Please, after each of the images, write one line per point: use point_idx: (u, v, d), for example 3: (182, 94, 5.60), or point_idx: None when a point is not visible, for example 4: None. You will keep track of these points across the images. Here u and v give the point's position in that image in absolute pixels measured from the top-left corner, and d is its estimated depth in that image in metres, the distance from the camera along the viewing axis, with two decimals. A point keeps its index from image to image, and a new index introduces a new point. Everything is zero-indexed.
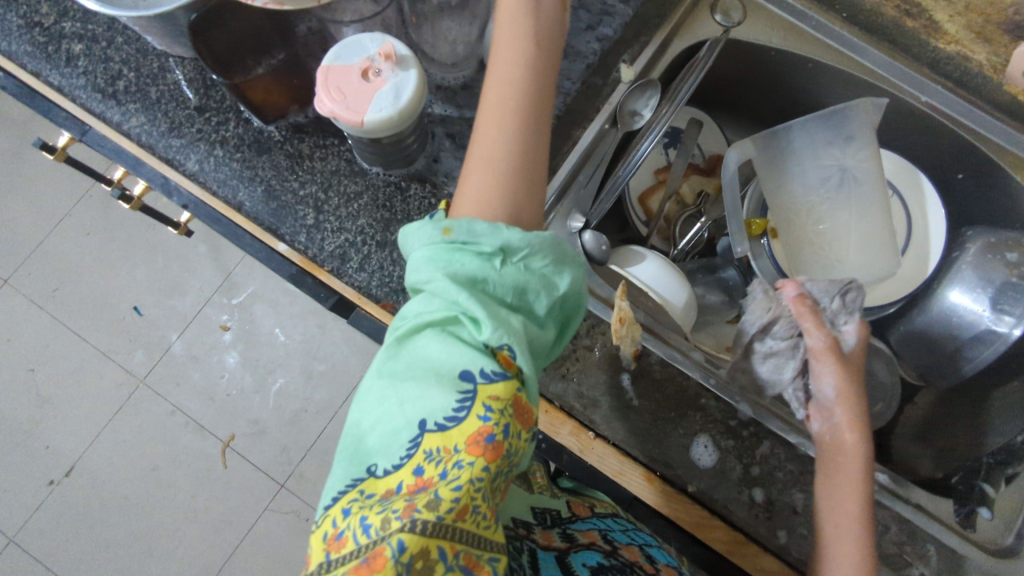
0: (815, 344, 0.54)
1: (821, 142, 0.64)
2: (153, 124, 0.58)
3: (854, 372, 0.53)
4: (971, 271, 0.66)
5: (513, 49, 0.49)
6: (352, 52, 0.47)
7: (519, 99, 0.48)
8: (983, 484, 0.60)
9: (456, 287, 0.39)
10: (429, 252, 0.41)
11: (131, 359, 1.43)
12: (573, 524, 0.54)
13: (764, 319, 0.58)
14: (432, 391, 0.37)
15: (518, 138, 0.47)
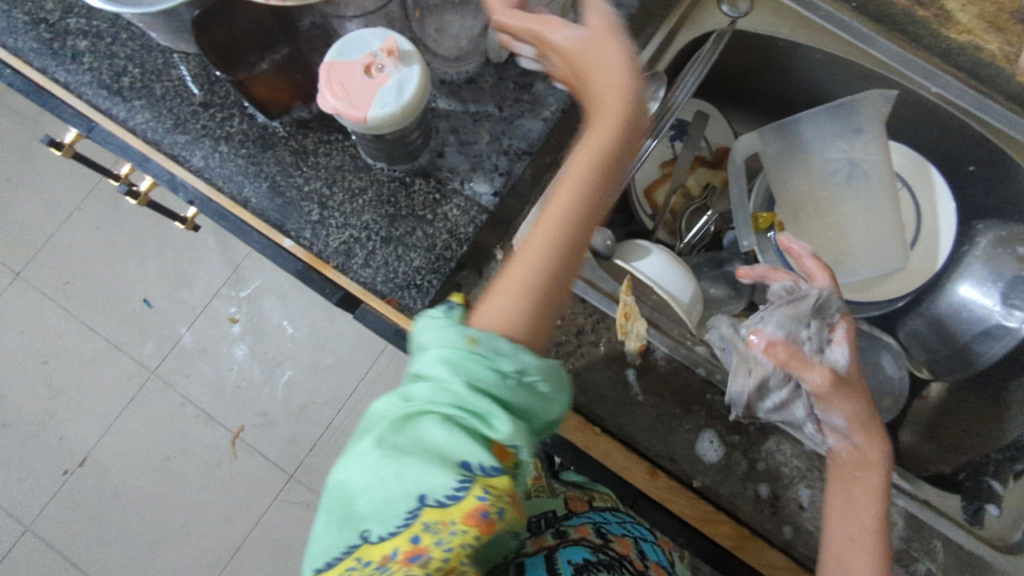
0: (815, 385, 0.49)
1: (829, 135, 0.64)
2: (158, 120, 0.58)
3: (854, 394, 0.51)
4: (982, 265, 0.65)
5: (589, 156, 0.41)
6: (354, 49, 0.47)
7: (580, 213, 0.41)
8: (991, 480, 0.59)
9: (472, 391, 0.36)
10: (447, 351, 0.36)
11: (141, 351, 1.44)
12: (566, 522, 0.54)
13: (753, 382, 0.52)
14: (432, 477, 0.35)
15: (559, 274, 0.41)
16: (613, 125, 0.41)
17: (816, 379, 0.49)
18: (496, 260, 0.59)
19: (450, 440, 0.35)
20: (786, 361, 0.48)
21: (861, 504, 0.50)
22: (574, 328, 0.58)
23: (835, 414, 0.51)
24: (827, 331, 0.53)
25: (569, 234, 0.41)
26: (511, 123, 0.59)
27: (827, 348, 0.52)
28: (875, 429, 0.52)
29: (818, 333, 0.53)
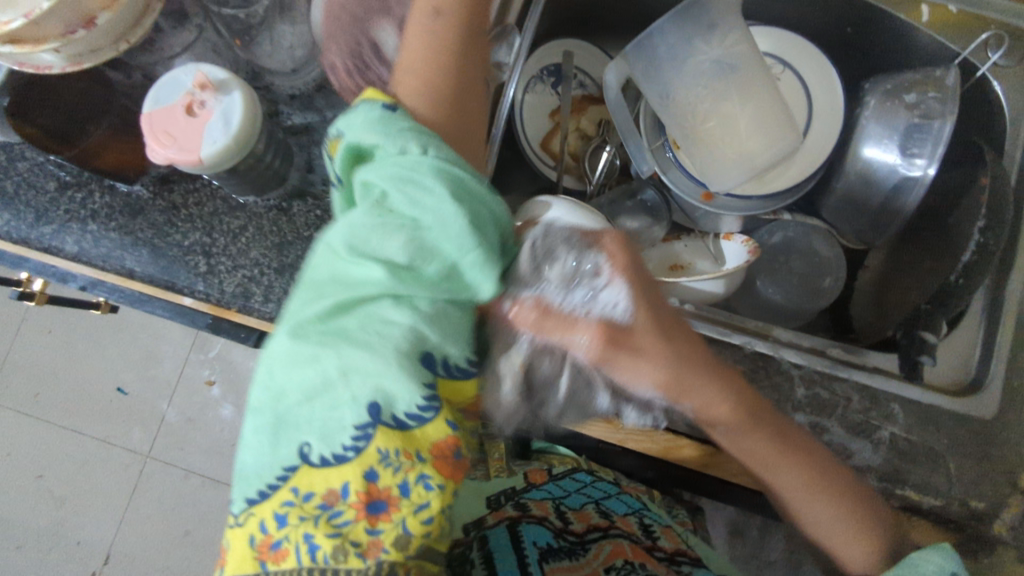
0: (585, 349, 0.42)
1: (687, 38, 0.60)
2: (19, 218, 0.55)
3: (644, 348, 0.43)
4: (875, 123, 0.63)
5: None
6: (169, 92, 0.45)
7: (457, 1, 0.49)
8: (924, 331, 0.58)
9: (446, 250, 0.40)
10: (427, 208, 0.40)
11: (130, 439, 1.43)
12: (527, 496, 0.60)
13: (543, 370, 0.44)
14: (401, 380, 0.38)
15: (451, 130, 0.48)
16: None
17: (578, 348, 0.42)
18: None
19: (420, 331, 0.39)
20: (538, 331, 0.42)
21: (761, 448, 0.48)
22: None
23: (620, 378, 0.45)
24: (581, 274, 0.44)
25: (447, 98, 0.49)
26: None
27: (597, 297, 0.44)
28: (695, 361, 0.45)
29: (584, 277, 0.43)
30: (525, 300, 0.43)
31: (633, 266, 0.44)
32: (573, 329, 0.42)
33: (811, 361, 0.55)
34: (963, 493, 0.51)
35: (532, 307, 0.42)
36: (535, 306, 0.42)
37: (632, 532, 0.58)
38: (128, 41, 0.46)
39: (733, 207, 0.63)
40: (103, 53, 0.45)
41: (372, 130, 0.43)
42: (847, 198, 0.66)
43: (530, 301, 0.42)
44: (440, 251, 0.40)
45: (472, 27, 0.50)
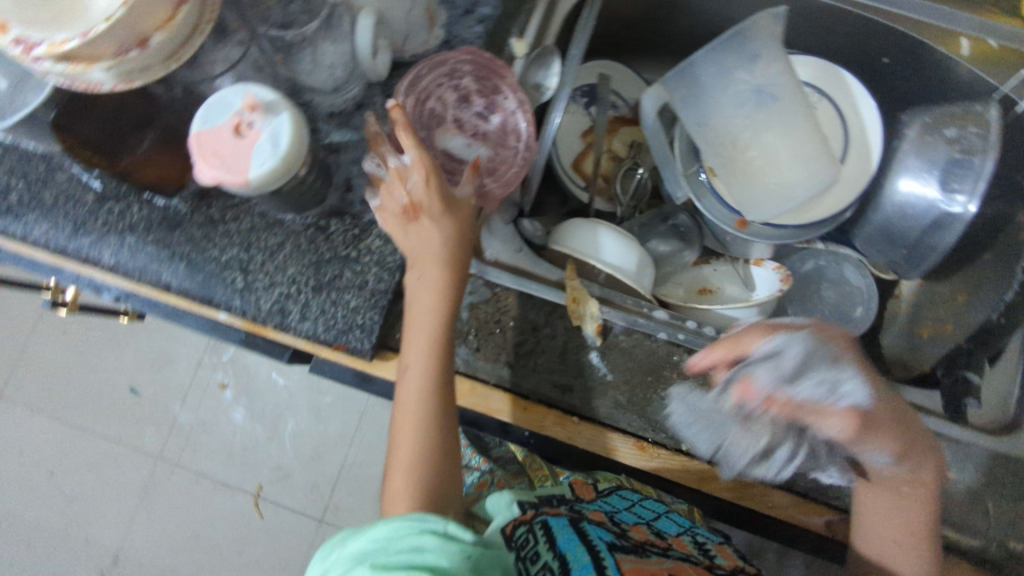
0: (836, 429, 0.50)
1: (728, 68, 0.59)
2: (58, 228, 0.56)
3: (879, 428, 0.50)
4: (914, 157, 0.63)
5: (429, 340, 0.51)
6: (217, 112, 0.44)
7: (438, 393, 0.51)
8: (968, 372, 0.60)
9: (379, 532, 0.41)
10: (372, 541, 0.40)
11: (142, 440, 1.43)
12: (580, 504, 0.52)
13: (750, 450, 0.52)
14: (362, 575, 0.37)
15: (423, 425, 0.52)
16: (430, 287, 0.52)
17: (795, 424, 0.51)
18: None
19: (361, 557, 0.39)
20: (783, 418, 0.51)
21: (910, 507, 0.51)
22: (528, 325, 0.57)
23: (848, 442, 0.50)
24: (837, 367, 0.50)
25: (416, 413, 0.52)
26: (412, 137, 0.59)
27: (842, 387, 0.50)
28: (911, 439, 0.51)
29: (824, 374, 0.50)
30: (762, 375, 0.51)
31: (856, 358, 0.52)
32: (828, 416, 0.50)
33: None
34: (1001, 535, 0.51)
35: (772, 404, 0.50)
36: (813, 406, 0.50)
37: (689, 552, 0.51)
38: (179, 60, 0.46)
39: (767, 236, 0.63)
40: (152, 71, 0.45)
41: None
42: (882, 231, 0.67)
43: (794, 412, 0.50)
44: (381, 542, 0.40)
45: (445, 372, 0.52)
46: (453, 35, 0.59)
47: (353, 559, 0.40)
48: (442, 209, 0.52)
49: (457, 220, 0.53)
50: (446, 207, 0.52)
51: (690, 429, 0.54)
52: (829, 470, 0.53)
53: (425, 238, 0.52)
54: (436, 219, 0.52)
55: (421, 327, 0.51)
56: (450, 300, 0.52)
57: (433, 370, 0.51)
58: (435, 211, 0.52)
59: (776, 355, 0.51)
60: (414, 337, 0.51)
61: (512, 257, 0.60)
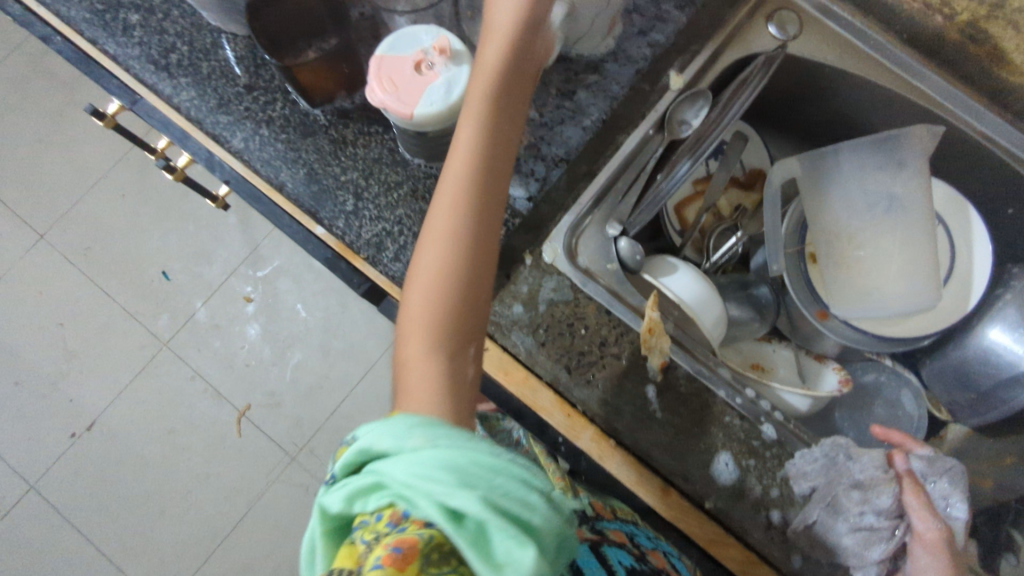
0: (938, 534, 0.52)
1: (870, 167, 0.64)
2: (203, 99, 0.58)
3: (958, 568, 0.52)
4: (1013, 311, 0.66)
5: (471, 153, 0.44)
6: (406, 44, 0.47)
7: (474, 186, 0.44)
8: (1012, 529, 0.58)
9: (466, 457, 0.31)
10: (457, 457, 0.31)
11: (155, 323, 1.45)
12: (600, 523, 0.54)
13: (871, 477, 0.55)
14: (462, 502, 0.29)
15: (450, 228, 0.44)
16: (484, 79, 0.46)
17: (908, 500, 0.54)
18: (524, 265, 0.59)
19: (457, 453, 0.31)
20: (909, 490, 0.54)
21: None
22: (597, 338, 0.58)
23: (928, 548, 0.51)
24: (959, 493, 0.55)
25: (451, 205, 0.44)
26: (552, 129, 0.61)
27: (954, 509, 0.55)
28: None
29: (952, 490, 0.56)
30: (913, 461, 0.57)
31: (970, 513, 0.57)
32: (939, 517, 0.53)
33: (885, 522, 0.53)
34: None
35: (909, 478, 0.55)
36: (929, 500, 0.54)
37: None
38: None
39: (846, 336, 0.66)
40: None
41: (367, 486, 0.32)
42: (956, 371, 0.69)
43: (920, 490, 0.54)
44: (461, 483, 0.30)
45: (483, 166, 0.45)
46: (623, 49, 0.64)
47: (446, 469, 0.30)
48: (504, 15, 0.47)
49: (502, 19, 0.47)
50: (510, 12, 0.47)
51: (806, 466, 0.55)
52: (870, 568, 0.53)
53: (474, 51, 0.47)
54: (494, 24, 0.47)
55: (460, 153, 0.45)
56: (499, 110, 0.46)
57: (467, 191, 0.44)
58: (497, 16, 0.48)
59: (939, 461, 0.56)
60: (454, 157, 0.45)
61: (600, 269, 0.61)
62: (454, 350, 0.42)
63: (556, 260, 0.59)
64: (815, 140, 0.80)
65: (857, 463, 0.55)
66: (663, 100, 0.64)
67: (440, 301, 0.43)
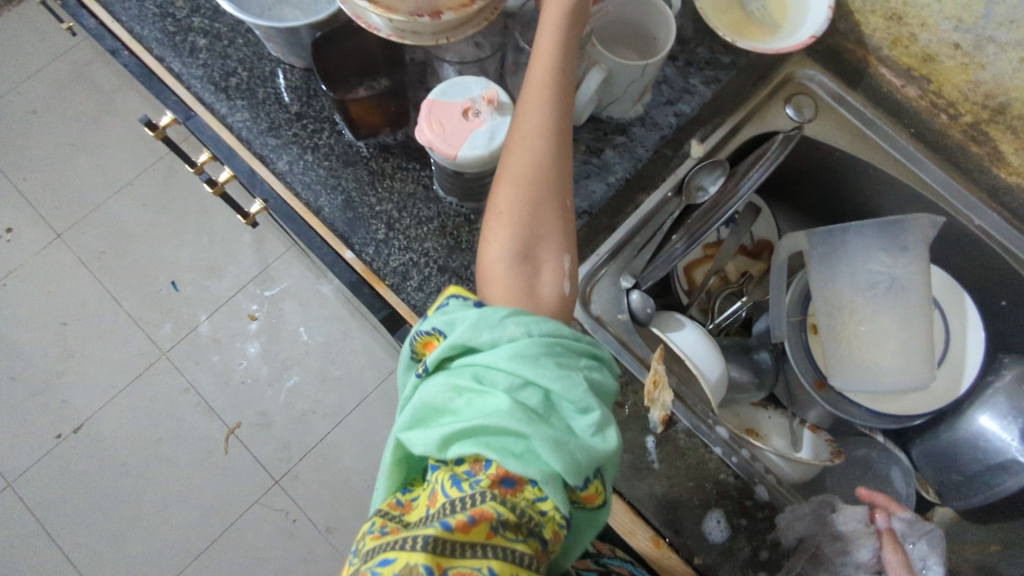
0: None
1: (874, 247, 0.67)
2: (255, 122, 0.62)
3: None
4: (1002, 400, 0.69)
5: (546, 90, 0.50)
6: (456, 92, 0.51)
7: (552, 125, 0.50)
8: None
9: (548, 345, 0.40)
10: (544, 345, 0.40)
11: (158, 331, 1.46)
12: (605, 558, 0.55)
13: (855, 532, 0.55)
14: (555, 384, 0.39)
15: (533, 160, 0.49)
16: (553, 34, 0.51)
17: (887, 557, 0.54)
18: None
19: (549, 343, 0.41)
20: (889, 547, 0.54)
21: None
22: None
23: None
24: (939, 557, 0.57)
25: (535, 140, 0.49)
26: (577, 182, 0.64)
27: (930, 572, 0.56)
28: None
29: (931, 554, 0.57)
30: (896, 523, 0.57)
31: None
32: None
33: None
34: None
35: (890, 536, 0.55)
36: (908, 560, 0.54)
37: None
38: (446, 39, 0.52)
39: (838, 407, 0.69)
40: (421, 37, 0.52)
41: (464, 374, 0.40)
42: (939, 453, 0.71)
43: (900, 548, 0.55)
44: (545, 367, 0.39)
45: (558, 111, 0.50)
46: (650, 115, 0.67)
47: (541, 363, 0.39)
48: None
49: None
50: None
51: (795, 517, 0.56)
52: None
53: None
54: None
55: (537, 97, 0.50)
56: (571, 50, 0.51)
57: (546, 118, 0.49)
58: None
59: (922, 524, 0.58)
60: (531, 89, 0.50)
61: (611, 318, 0.64)
62: (537, 261, 0.48)
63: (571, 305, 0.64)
64: (823, 219, 0.84)
65: (841, 515, 0.55)
66: (683, 165, 0.69)
67: (522, 221, 0.48)
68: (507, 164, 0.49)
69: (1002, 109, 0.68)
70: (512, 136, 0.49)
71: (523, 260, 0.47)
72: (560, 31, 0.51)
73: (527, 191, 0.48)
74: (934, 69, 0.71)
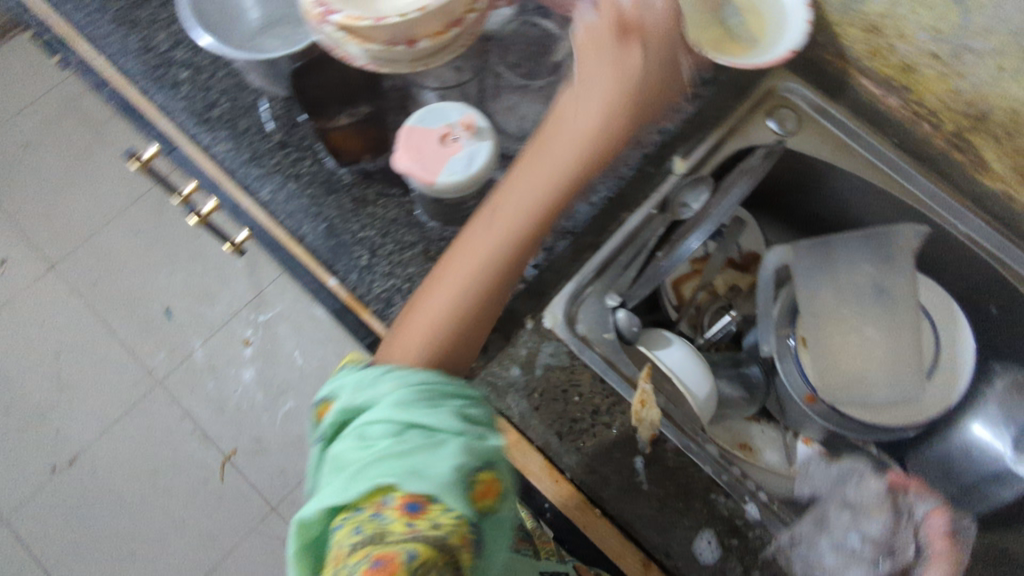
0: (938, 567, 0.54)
1: (858, 260, 0.69)
2: (238, 152, 0.62)
3: None
4: (996, 409, 0.70)
5: (528, 211, 0.51)
6: (433, 118, 0.51)
7: (508, 253, 0.50)
8: None
9: (422, 387, 0.41)
10: (419, 387, 0.41)
11: (152, 359, 1.46)
12: None
13: (877, 504, 0.58)
14: (433, 416, 0.39)
15: (479, 281, 0.50)
16: (567, 153, 0.52)
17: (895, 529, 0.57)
18: (525, 329, 0.62)
19: (425, 388, 0.41)
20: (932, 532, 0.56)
21: None
22: (590, 407, 0.60)
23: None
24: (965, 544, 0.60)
25: (487, 258, 0.50)
26: None
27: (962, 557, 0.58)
28: None
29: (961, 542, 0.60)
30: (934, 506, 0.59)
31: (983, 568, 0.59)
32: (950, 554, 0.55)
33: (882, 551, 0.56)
34: None
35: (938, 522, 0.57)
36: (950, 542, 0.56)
37: None
38: (422, 66, 0.52)
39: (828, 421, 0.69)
40: (397, 65, 0.52)
41: (349, 435, 0.39)
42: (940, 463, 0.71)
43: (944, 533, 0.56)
44: (420, 406, 0.39)
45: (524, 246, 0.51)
46: (632, 133, 0.66)
47: (421, 401, 0.40)
48: (618, 76, 0.53)
49: (613, 88, 0.53)
50: (619, 74, 0.53)
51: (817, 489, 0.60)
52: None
53: (563, 102, 0.53)
54: (605, 87, 0.53)
55: (512, 214, 0.51)
56: (569, 181, 0.52)
57: (507, 244, 0.50)
58: (629, 56, 0.53)
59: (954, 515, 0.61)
60: (515, 193, 0.51)
61: (597, 338, 0.63)
62: None
63: (555, 328, 0.63)
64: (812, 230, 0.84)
65: (857, 490, 0.60)
66: (666, 182, 0.69)
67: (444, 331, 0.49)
68: (454, 268, 0.50)
69: (984, 117, 0.68)
70: (467, 245, 0.51)
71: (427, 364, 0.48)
72: (574, 150, 0.52)
73: (459, 308, 0.50)
74: (915, 80, 0.71)
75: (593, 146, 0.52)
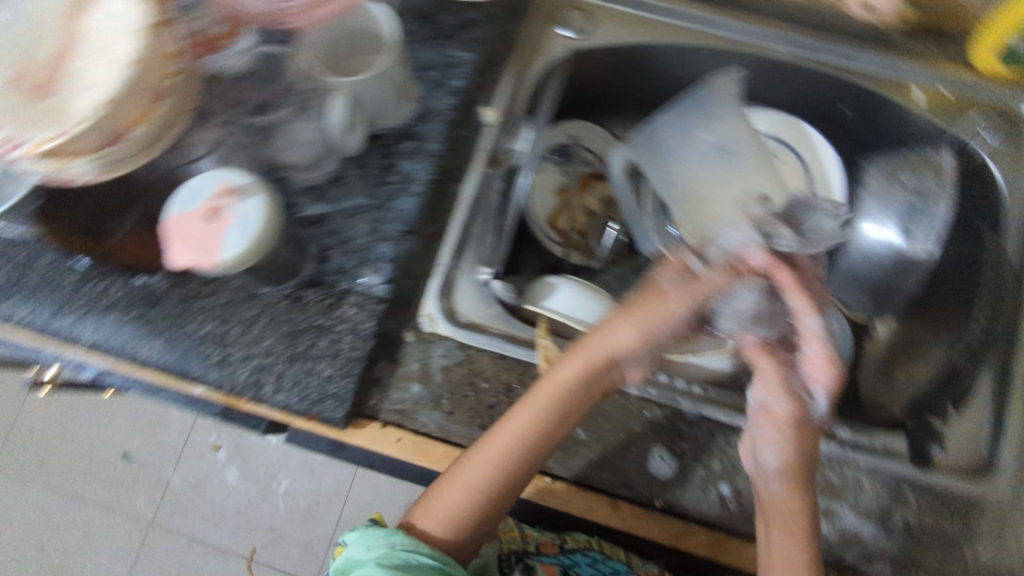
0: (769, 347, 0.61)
1: (691, 125, 0.69)
2: (40, 309, 0.55)
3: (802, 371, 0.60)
4: (876, 203, 0.77)
5: (538, 419, 0.57)
6: (193, 197, 0.47)
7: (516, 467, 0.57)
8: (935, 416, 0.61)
9: (394, 539, 0.57)
10: (389, 555, 0.55)
11: (134, 506, 1.41)
12: (537, 557, 0.68)
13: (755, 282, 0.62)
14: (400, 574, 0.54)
15: (501, 468, 0.58)
16: (572, 385, 0.57)
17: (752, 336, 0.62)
18: (409, 343, 0.59)
19: (399, 553, 0.56)
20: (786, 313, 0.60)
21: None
22: (501, 386, 0.60)
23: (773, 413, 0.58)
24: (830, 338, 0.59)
25: (513, 446, 0.57)
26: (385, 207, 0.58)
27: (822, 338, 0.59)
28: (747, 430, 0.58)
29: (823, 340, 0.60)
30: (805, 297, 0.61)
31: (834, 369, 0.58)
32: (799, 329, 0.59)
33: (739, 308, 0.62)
34: None
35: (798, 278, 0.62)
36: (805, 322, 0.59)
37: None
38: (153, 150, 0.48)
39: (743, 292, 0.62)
40: (130, 161, 0.48)
41: None
42: (851, 275, 0.78)
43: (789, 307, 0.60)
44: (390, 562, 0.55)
45: (538, 448, 0.57)
46: (425, 106, 0.61)
47: (397, 556, 0.55)
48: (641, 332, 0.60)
49: (601, 355, 0.59)
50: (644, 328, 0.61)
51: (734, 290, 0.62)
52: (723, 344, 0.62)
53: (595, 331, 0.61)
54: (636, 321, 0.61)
55: (528, 414, 0.57)
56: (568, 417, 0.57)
57: (528, 434, 0.57)
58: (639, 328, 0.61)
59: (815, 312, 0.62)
60: (532, 402, 0.57)
61: (485, 318, 0.62)
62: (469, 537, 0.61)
63: (436, 325, 0.60)
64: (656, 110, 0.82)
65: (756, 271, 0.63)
66: (484, 137, 0.66)
67: (470, 492, 0.59)
68: (478, 449, 0.58)
69: None
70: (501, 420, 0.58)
71: (462, 515, 0.60)
72: (580, 378, 0.58)
73: (483, 480, 0.59)
74: None
75: (580, 390, 0.57)
